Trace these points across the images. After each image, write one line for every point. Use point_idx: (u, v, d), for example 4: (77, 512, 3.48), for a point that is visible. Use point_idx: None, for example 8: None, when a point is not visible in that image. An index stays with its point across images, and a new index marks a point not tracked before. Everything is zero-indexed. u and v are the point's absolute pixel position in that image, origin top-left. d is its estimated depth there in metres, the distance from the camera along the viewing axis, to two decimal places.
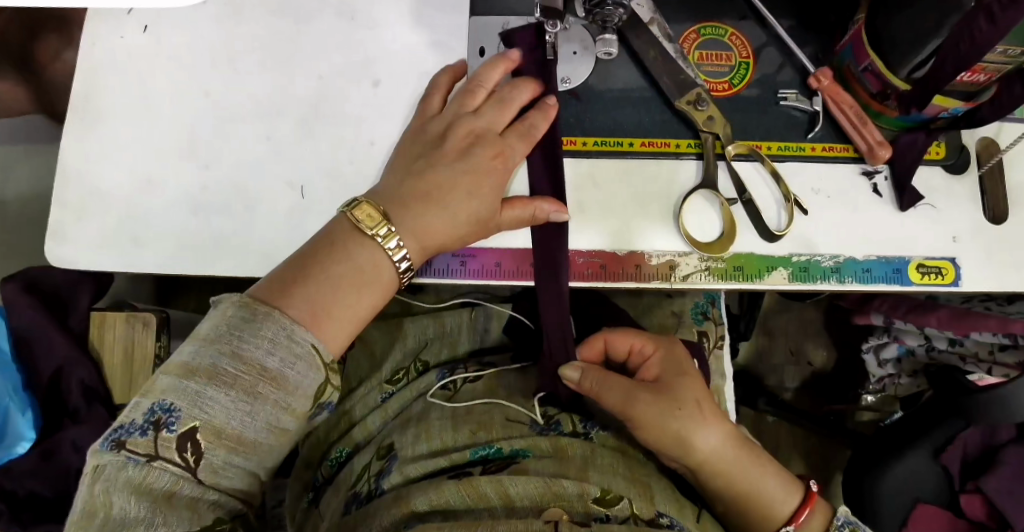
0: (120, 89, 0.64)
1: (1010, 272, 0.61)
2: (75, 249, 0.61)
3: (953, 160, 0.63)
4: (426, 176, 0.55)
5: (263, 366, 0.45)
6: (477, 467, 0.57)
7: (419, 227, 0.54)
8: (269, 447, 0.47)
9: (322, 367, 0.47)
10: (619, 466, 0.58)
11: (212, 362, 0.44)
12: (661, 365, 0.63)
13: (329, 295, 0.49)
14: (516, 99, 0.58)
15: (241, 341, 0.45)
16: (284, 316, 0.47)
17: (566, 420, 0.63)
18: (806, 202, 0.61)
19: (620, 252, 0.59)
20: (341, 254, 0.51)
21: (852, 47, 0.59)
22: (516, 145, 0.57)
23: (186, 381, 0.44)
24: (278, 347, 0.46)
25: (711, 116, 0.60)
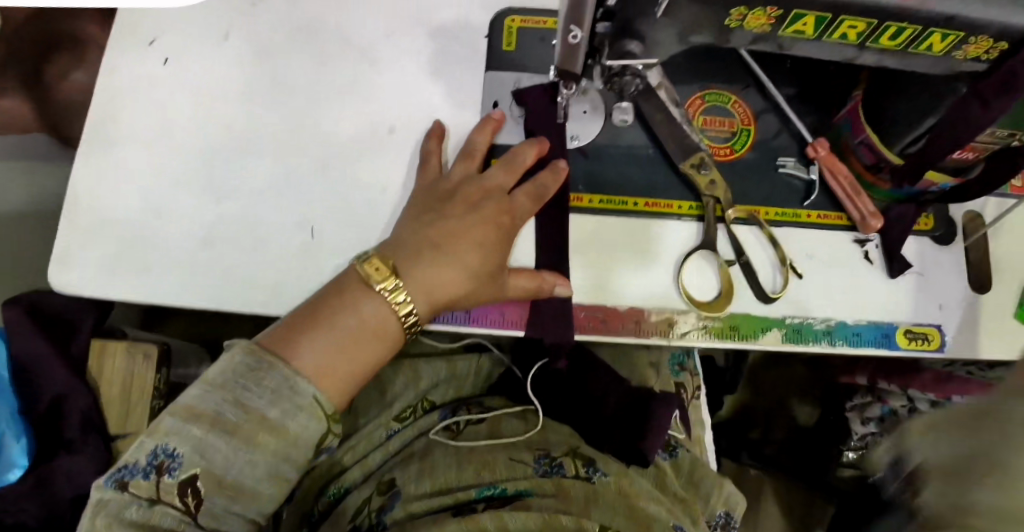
0: (136, 120, 0.65)
1: (993, 341, 0.64)
2: (78, 275, 0.61)
3: (940, 231, 0.65)
4: (440, 228, 0.58)
5: (264, 417, 0.47)
6: (481, 504, 0.58)
7: (432, 279, 0.56)
8: (269, 495, 0.49)
9: (323, 417, 0.49)
10: (623, 505, 0.59)
11: (215, 409, 0.46)
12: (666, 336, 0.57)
13: (337, 348, 0.51)
14: (522, 161, 0.61)
15: (245, 390, 0.47)
16: (288, 367, 0.49)
17: (569, 462, 0.64)
18: (801, 267, 0.63)
19: (622, 307, 0.61)
20: (348, 306, 0.52)
21: (850, 121, 0.62)
22: (523, 204, 0.60)
23: (189, 425, 0.46)
24: (280, 398, 0.48)
25: (713, 181, 0.62)
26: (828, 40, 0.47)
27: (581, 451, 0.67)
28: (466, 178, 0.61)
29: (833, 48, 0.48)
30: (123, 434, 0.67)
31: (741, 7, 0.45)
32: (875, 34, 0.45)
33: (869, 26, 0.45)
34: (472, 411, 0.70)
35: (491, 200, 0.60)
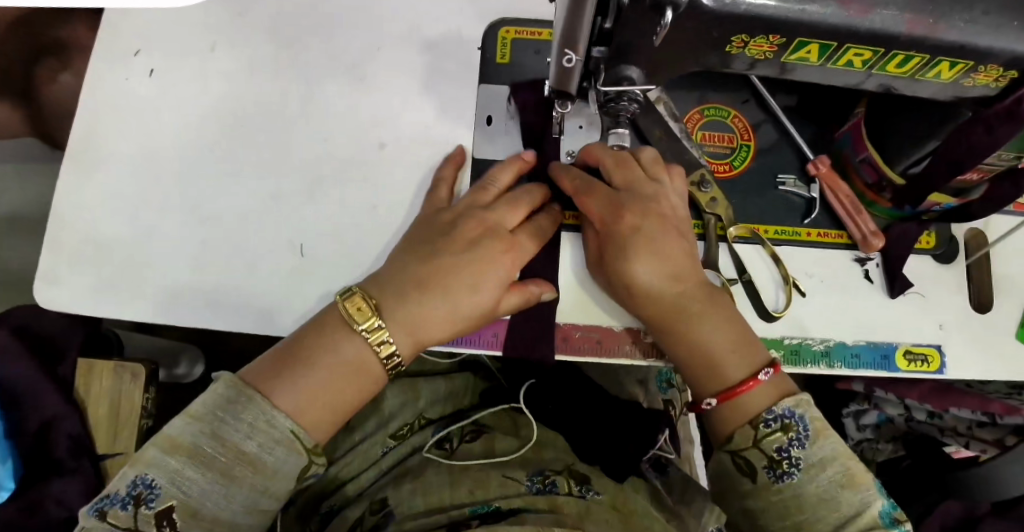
0: (121, 134, 0.63)
1: (994, 362, 0.62)
2: (67, 293, 0.60)
3: (942, 249, 0.65)
4: (433, 266, 0.55)
5: (241, 450, 0.47)
6: (474, 521, 0.56)
7: (415, 315, 0.53)
8: (249, 528, 0.48)
9: (303, 451, 0.49)
10: (617, 522, 0.57)
11: (194, 442, 0.46)
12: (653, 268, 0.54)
13: (320, 387, 0.50)
14: (526, 199, 0.59)
15: (222, 423, 0.47)
16: (267, 401, 0.48)
17: (562, 480, 0.61)
18: (803, 284, 0.62)
19: (617, 328, 0.60)
20: (327, 345, 0.51)
21: (851, 137, 0.61)
22: (525, 242, 0.58)
23: (169, 457, 0.46)
24: (257, 431, 0.47)
25: (714, 198, 0.61)
26: (833, 66, 0.46)
27: (576, 468, 0.64)
28: (467, 208, 0.58)
29: (837, 74, 0.48)
30: (112, 452, 0.62)
31: (743, 35, 0.44)
32: (881, 62, 0.45)
33: (875, 54, 0.44)
34: (464, 428, 0.69)
35: (490, 237, 0.56)
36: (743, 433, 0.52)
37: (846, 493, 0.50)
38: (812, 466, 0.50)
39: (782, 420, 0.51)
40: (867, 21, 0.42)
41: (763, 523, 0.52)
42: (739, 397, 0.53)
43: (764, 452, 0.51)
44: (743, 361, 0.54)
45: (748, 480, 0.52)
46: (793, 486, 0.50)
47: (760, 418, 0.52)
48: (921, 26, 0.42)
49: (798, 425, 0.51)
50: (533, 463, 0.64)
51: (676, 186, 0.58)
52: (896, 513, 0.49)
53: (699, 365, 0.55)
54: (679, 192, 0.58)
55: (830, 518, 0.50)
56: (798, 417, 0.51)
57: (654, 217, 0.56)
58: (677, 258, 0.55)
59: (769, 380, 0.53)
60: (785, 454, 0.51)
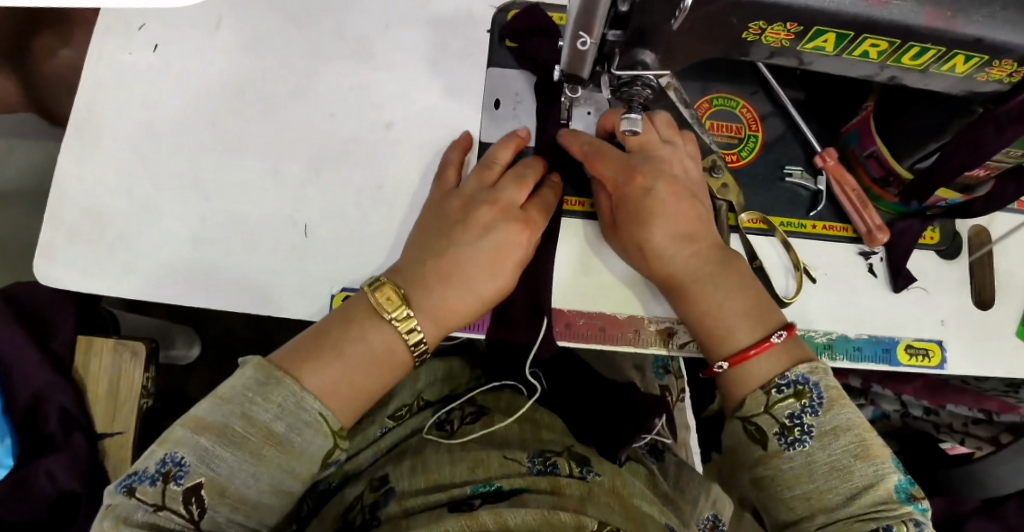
0: (124, 109, 0.63)
1: (994, 359, 0.63)
2: (66, 270, 0.59)
3: (945, 246, 0.65)
4: (447, 257, 0.55)
5: (270, 430, 0.47)
6: (477, 500, 0.55)
7: (437, 304, 0.54)
8: (271, 508, 0.48)
9: (328, 434, 0.49)
10: (618, 505, 0.57)
11: (224, 421, 0.46)
12: (672, 223, 0.56)
13: (349, 374, 0.50)
14: (530, 176, 0.58)
15: (252, 404, 0.47)
16: (297, 383, 0.48)
17: (563, 462, 0.62)
18: (814, 270, 0.62)
19: (621, 315, 0.60)
20: (357, 331, 0.52)
21: (858, 132, 0.61)
22: (537, 218, 0.58)
23: (198, 436, 0.46)
24: (285, 412, 0.48)
25: (725, 185, 0.61)
26: (848, 57, 0.46)
27: (575, 450, 0.65)
28: (479, 191, 0.58)
29: (852, 65, 0.47)
30: (112, 431, 0.62)
31: (761, 22, 0.44)
32: (897, 54, 0.45)
33: (891, 46, 0.44)
34: (465, 411, 0.69)
35: (504, 217, 0.56)
36: (755, 398, 0.53)
37: (858, 465, 0.50)
38: (824, 433, 0.50)
39: (796, 387, 0.52)
40: (885, 12, 0.42)
41: (773, 491, 0.52)
42: (749, 361, 0.53)
43: (776, 418, 0.52)
44: (753, 325, 0.54)
45: (759, 446, 0.52)
46: (804, 452, 0.50)
47: (772, 383, 0.52)
48: (940, 18, 0.42)
49: (812, 392, 0.51)
50: (532, 445, 0.64)
51: (689, 152, 0.59)
52: (913, 490, 0.49)
53: (707, 336, 0.56)
54: (692, 154, 0.59)
55: (841, 488, 0.50)
56: (812, 384, 0.52)
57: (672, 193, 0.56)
58: (694, 234, 0.57)
59: (781, 343, 0.53)
60: (797, 421, 0.51)
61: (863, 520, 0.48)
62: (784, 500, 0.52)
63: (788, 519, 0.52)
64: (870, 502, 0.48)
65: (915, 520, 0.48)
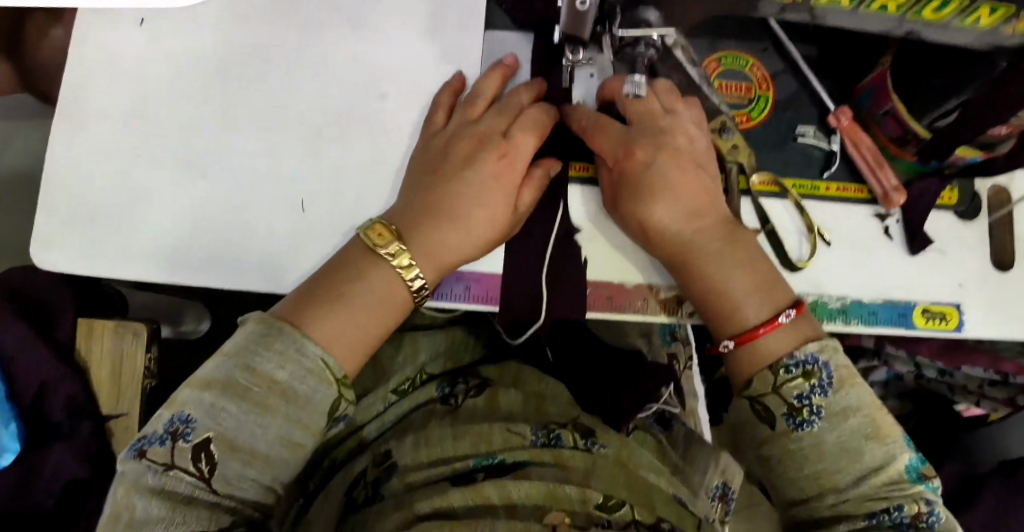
0: (113, 87, 0.61)
1: (1014, 323, 0.61)
2: (62, 255, 0.58)
3: (964, 206, 0.62)
4: (434, 192, 0.55)
5: (274, 379, 0.46)
6: (481, 473, 0.59)
7: (433, 244, 0.53)
8: (282, 462, 0.47)
9: (333, 382, 0.48)
10: (621, 479, 0.60)
11: (228, 376, 0.46)
12: (679, 199, 0.54)
13: (354, 321, 0.50)
14: (516, 103, 0.58)
15: (254, 356, 0.47)
16: (297, 331, 0.48)
17: (567, 434, 0.64)
18: (829, 233, 0.60)
19: (628, 284, 0.58)
20: (355, 275, 0.51)
21: (874, 89, 0.58)
22: (522, 144, 0.56)
23: (203, 392, 0.45)
24: (288, 361, 0.47)
25: (735, 145, 0.58)
26: (864, 11, 0.44)
27: (580, 422, 0.66)
28: (461, 125, 0.57)
29: (870, 20, 0.45)
30: (116, 412, 0.58)
31: None
32: (917, 6, 0.43)
33: None
34: (469, 383, 0.69)
35: (484, 147, 0.56)
36: (763, 378, 0.51)
37: (870, 445, 0.49)
38: (834, 414, 0.49)
39: (805, 367, 0.50)
40: None
41: (782, 470, 0.52)
42: (760, 340, 0.51)
43: (784, 398, 0.50)
44: (761, 302, 0.53)
45: (766, 426, 0.51)
46: (812, 434, 0.49)
47: (781, 362, 0.51)
48: None
49: (821, 373, 0.50)
50: (536, 417, 0.65)
51: (693, 118, 0.57)
52: (924, 469, 0.48)
53: (717, 311, 0.54)
54: (699, 123, 0.57)
55: (852, 469, 0.49)
56: (823, 363, 0.50)
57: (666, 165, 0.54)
58: (690, 196, 0.54)
59: (789, 323, 0.52)
60: (806, 401, 0.50)
61: (874, 500, 0.48)
62: (792, 479, 0.51)
63: (795, 498, 0.52)
64: (882, 482, 0.48)
65: (926, 499, 0.47)
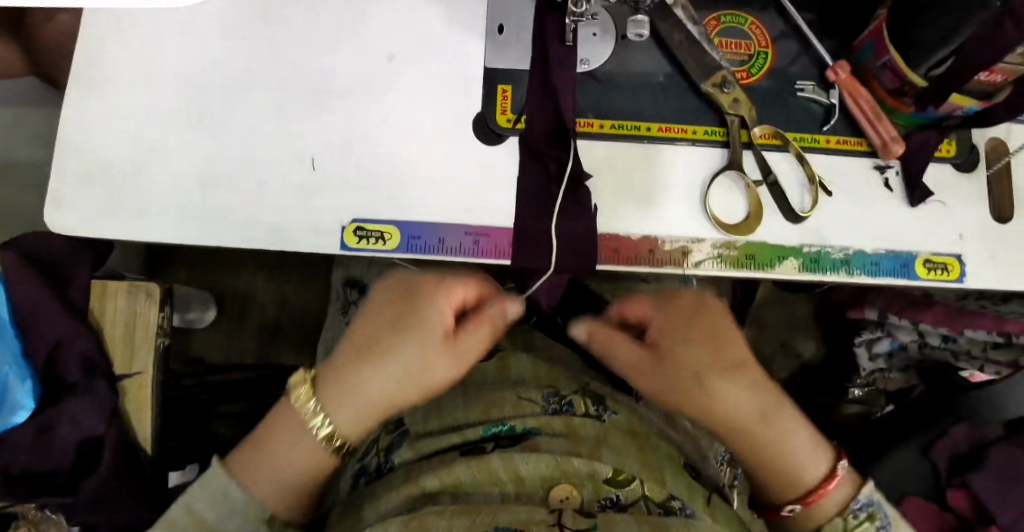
0: (126, 56, 0.62)
1: (1014, 273, 0.62)
2: (77, 219, 0.59)
3: (962, 158, 0.63)
4: (401, 323, 0.55)
5: (203, 521, 0.53)
6: (489, 443, 0.57)
7: (366, 402, 0.55)
8: None
9: (258, 522, 0.54)
10: (633, 447, 0.58)
11: (170, 516, 0.53)
12: (697, 328, 0.56)
13: (373, 407, 0.55)
14: (461, 292, 0.57)
15: (191, 501, 0.53)
16: (234, 485, 0.53)
17: (578, 400, 0.62)
18: (830, 183, 0.61)
19: (635, 236, 0.59)
20: (293, 425, 0.55)
21: (871, 43, 0.60)
22: (469, 343, 0.55)
23: (159, 529, 0.53)
24: (217, 502, 0.53)
25: (736, 99, 0.60)
26: None
27: (591, 388, 0.65)
28: (430, 281, 0.57)
29: None
30: (131, 373, 0.59)
31: None
32: None
33: None
34: None
35: (420, 334, 0.54)
36: None
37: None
38: None
39: None
40: None
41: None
42: (824, 496, 0.55)
43: None
44: (823, 459, 0.56)
45: None
46: None
47: (862, 492, 0.48)
48: None
49: None
50: (545, 382, 0.64)
51: (692, 301, 0.58)
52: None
53: (782, 484, 0.56)
54: (660, 304, 0.58)
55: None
56: None
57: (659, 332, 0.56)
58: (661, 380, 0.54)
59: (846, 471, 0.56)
60: None
61: None
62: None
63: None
64: None
65: None
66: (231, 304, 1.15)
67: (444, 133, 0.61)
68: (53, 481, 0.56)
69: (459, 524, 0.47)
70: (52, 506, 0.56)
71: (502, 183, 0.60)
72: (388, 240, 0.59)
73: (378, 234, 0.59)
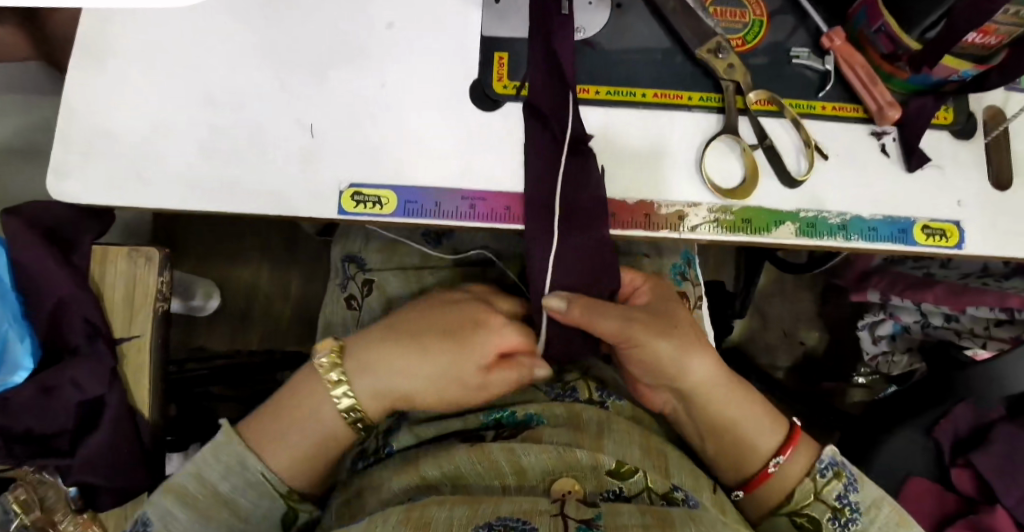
0: (132, 28, 0.63)
1: (1014, 238, 0.61)
2: (79, 186, 0.60)
3: (960, 126, 0.63)
4: (446, 327, 0.59)
5: (218, 491, 0.54)
6: (489, 432, 0.59)
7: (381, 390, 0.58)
8: None
9: (276, 497, 0.56)
10: (636, 435, 0.58)
11: (182, 481, 0.53)
12: (650, 293, 0.63)
13: (386, 391, 0.58)
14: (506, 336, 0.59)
15: (205, 470, 0.54)
16: (254, 460, 0.55)
17: (582, 387, 0.64)
18: (827, 147, 0.61)
19: (630, 200, 0.59)
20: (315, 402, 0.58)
21: (865, 10, 0.60)
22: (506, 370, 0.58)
23: (163, 500, 0.53)
24: (231, 472, 0.55)
25: (731, 65, 0.61)
26: None
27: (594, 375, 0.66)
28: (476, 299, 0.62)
29: None
30: (130, 335, 0.61)
31: None
32: None
33: None
34: None
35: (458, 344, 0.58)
36: (804, 487, 0.58)
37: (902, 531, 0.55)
38: (869, 508, 0.56)
39: (833, 469, 0.58)
40: None
41: None
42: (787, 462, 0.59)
43: (826, 503, 0.57)
44: (772, 434, 0.61)
45: None
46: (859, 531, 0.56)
47: (815, 468, 0.58)
48: None
49: (847, 471, 0.58)
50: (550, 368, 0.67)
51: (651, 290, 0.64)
52: None
53: (734, 452, 0.60)
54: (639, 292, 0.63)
55: None
56: (842, 463, 0.58)
57: (655, 318, 0.59)
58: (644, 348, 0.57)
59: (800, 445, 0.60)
60: (845, 501, 0.57)
61: None
62: None
63: None
64: None
65: None
66: (235, 295, 1.15)
67: (441, 100, 0.61)
68: (56, 443, 0.57)
69: (459, 515, 0.47)
70: (49, 469, 0.57)
71: (499, 147, 0.61)
72: (385, 204, 0.59)
73: (375, 199, 0.59)
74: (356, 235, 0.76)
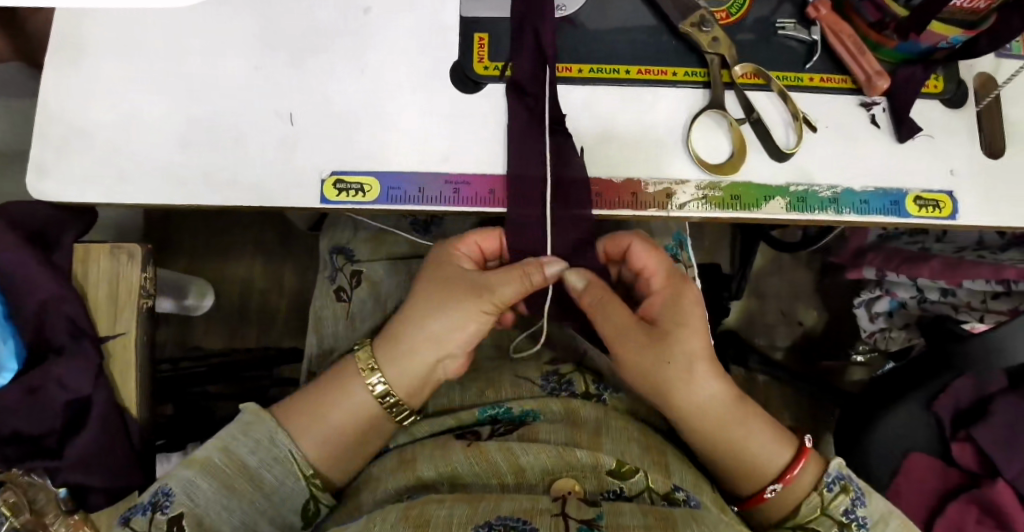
0: (106, 21, 0.62)
1: (1009, 206, 0.60)
2: (58, 184, 0.59)
3: (950, 94, 0.62)
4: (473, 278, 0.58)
5: (245, 465, 0.52)
6: (484, 427, 0.58)
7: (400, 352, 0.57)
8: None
9: (300, 476, 0.54)
10: (634, 433, 0.58)
11: (209, 454, 0.52)
12: (663, 304, 0.58)
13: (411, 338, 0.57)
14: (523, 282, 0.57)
15: (235, 442, 0.53)
16: (284, 433, 0.54)
17: (578, 379, 0.64)
18: (816, 120, 0.60)
19: (617, 180, 0.58)
20: (342, 392, 0.57)
21: None
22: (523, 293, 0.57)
23: (186, 471, 0.51)
24: (260, 447, 0.54)
25: (716, 38, 0.59)
26: None
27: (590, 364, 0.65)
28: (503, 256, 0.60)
29: None
30: (114, 333, 0.60)
31: None
32: None
33: None
34: None
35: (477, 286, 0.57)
36: (810, 502, 0.54)
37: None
38: (876, 521, 0.53)
39: (840, 482, 0.54)
40: None
41: None
42: (793, 479, 0.55)
43: (833, 518, 0.53)
44: (779, 452, 0.56)
45: None
46: None
47: (821, 482, 0.54)
48: None
49: (854, 485, 0.54)
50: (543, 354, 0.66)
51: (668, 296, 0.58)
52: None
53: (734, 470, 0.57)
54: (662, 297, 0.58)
55: None
56: (850, 476, 0.55)
57: (655, 339, 0.56)
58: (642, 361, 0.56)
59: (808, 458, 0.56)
60: (853, 516, 0.53)
61: None
62: None
63: None
64: None
65: None
66: (228, 293, 1.14)
67: (421, 84, 0.60)
68: (45, 443, 0.56)
69: (459, 513, 0.46)
70: (38, 470, 0.56)
71: (482, 130, 0.60)
72: (367, 192, 0.58)
73: (358, 187, 0.58)
74: (344, 225, 0.75)
